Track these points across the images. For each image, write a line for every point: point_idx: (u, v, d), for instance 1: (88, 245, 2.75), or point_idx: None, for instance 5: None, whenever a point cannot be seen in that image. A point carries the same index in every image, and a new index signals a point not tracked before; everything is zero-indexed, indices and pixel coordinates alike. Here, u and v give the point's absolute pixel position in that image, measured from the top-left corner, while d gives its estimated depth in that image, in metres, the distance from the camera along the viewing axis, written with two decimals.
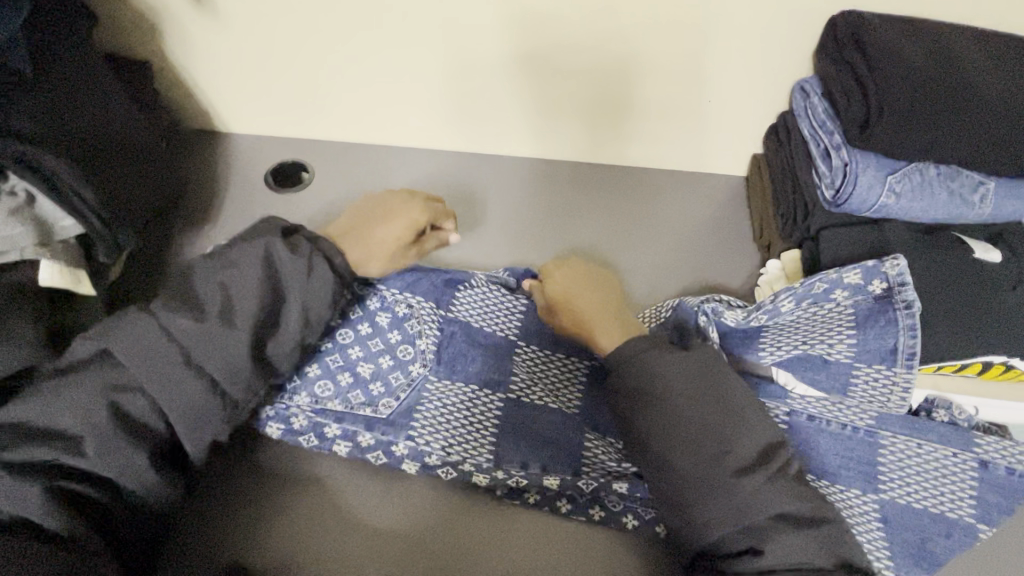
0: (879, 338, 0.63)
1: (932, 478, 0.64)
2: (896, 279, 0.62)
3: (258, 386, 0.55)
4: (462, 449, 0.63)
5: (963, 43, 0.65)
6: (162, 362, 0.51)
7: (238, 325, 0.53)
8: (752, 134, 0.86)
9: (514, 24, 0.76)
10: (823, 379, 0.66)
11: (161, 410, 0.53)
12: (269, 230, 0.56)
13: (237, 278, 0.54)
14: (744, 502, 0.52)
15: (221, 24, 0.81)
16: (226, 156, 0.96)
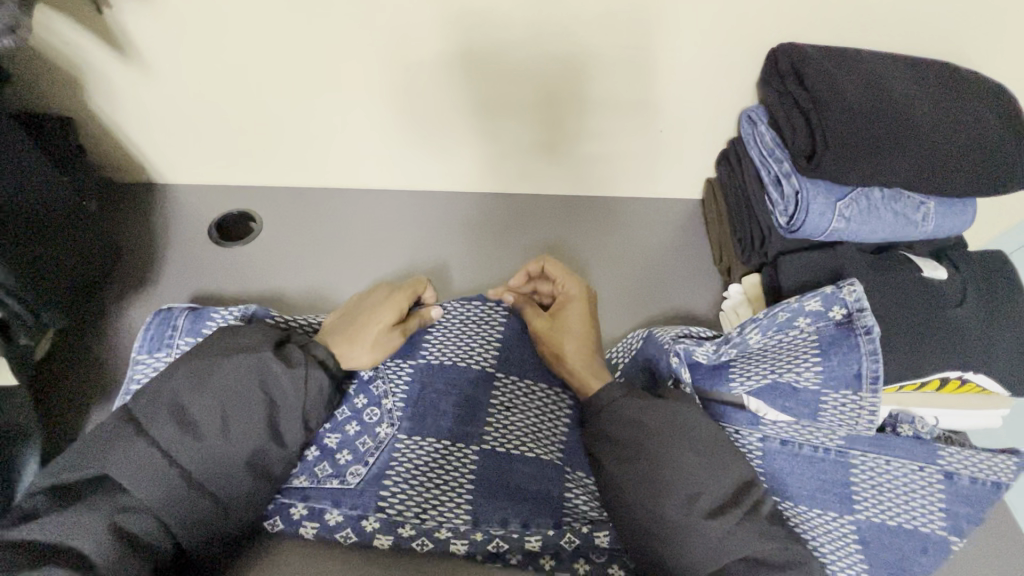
0: (843, 363, 0.62)
1: (903, 496, 0.64)
2: (856, 304, 0.62)
3: (231, 474, 0.54)
4: (437, 513, 0.59)
5: (894, 71, 0.68)
6: (160, 480, 0.51)
7: (232, 436, 0.54)
8: (704, 159, 0.87)
9: (461, 65, 0.75)
10: (793, 405, 0.64)
11: (163, 525, 0.51)
12: (259, 345, 0.59)
13: (220, 379, 0.56)
14: (719, 543, 0.52)
15: (150, 75, 0.76)
16: (165, 208, 0.91)
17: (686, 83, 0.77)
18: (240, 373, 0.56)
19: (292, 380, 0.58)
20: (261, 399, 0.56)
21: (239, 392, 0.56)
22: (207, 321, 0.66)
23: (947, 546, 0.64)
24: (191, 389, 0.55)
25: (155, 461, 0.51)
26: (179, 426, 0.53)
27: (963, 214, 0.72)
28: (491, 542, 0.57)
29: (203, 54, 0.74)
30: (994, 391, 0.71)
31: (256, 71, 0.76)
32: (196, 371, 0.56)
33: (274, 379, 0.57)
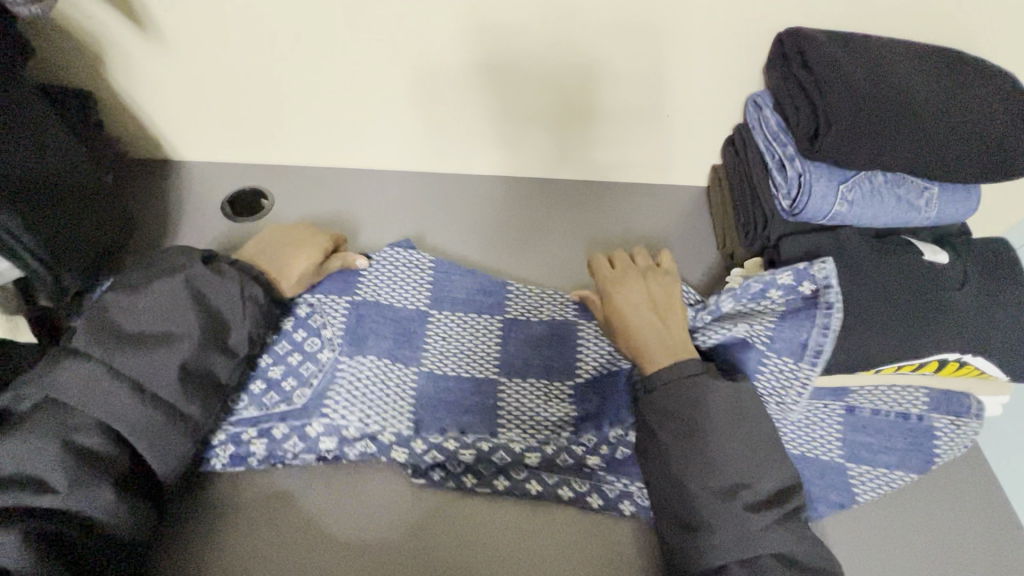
0: (794, 329, 0.69)
1: (818, 431, 0.75)
2: (823, 283, 0.67)
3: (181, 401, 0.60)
4: (382, 420, 0.72)
5: (900, 56, 0.69)
6: (110, 396, 0.58)
7: (172, 347, 0.61)
8: (710, 145, 0.88)
9: (467, 46, 0.77)
10: (739, 358, 0.72)
11: (111, 434, 0.58)
12: (185, 263, 0.66)
13: (149, 299, 0.63)
14: (752, 535, 0.55)
15: (168, 51, 0.78)
16: (177, 184, 0.93)
17: (691, 65, 0.78)
18: (172, 291, 0.63)
19: (229, 290, 0.66)
20: (193, 306, 0.63)
21: (173, 306, 0.63)
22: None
23: (850, 478, 0.74)
24: (121, 311, 0.62)
25: (97, 374, 0.58)
26: (112, 340, 0.60)
27: (966, 200, 0.72)
28: (464, 476, 0.70)
29: (219, 31, 0.76)
30: (993, 376, 0.72)
31: (269, 49, 0.78)
32: (127, 298, 0.62)
33: (205, 289, 0.65)
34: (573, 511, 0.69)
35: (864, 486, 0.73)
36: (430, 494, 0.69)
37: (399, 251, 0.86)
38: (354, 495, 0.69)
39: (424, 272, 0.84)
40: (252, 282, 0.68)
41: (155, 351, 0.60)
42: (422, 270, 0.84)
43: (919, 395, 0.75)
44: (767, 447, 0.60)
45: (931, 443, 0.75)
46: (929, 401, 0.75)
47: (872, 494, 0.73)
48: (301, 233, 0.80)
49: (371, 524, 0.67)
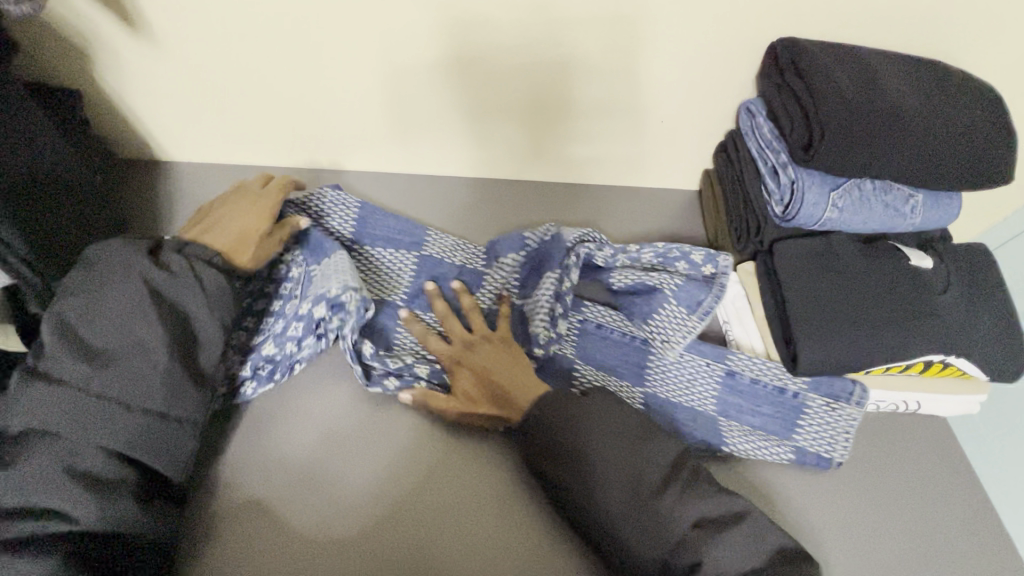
0: (692, 292, 0.78)
1: (683, 386, 0.75)
2: (722, 268, 0.80)
3: (178, 395, 0.60)
4: (352, 278, 0.72)
5: (887, 66, 0.71)
6: (100, 414, 0.56)
7: (151, 353, 0.59)
8: (702, 149, 0.90)
9: (468, 49, 0.77)
10: (641, 303, 0.80)
11: (109, 450, 0.56)
12: (130, 260, 0.61)
13: (103, 307, 0.59)
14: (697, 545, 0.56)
15: (160, 49, 0.76)
16: (166, 186, 0.90)
17: (687, 72, 0.79)
18: (128, 296, 0.59)
19: (187, 283, 0.62)
20: (156, 304, 0.60)
21: (132, 310, 0.59)
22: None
23: (721, 427, 0.74)
24: (82, 327, 0.58)
25: (80, 399, 0.55)
26: (79, 357, 0.56)
27: (949, 206, 0.75)
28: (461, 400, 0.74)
29: (213, 29, 0.75)
30: (973, 375, 0.75)
31: (265, 48, 0.77)
32: (84, 309, 0.58)
33: (162, 285, 0.61)
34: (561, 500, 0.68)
35: (735, 440, 0.73)
36: (404, 497, 0.67)
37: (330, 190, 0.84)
38: (324, 493, 0.67)
39: (352, 204, 0.84)
40: (206, 266, 0.64)
41: (129, 359, 0.58)
42: (349, 205, 0.84)
43: (799, 374, 0.75)
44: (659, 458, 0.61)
45: (798, 418, 0.74)
46: (808, 381, 0.75)
47: (741, 446, 0.73)
48: (235, 203, 0.73)
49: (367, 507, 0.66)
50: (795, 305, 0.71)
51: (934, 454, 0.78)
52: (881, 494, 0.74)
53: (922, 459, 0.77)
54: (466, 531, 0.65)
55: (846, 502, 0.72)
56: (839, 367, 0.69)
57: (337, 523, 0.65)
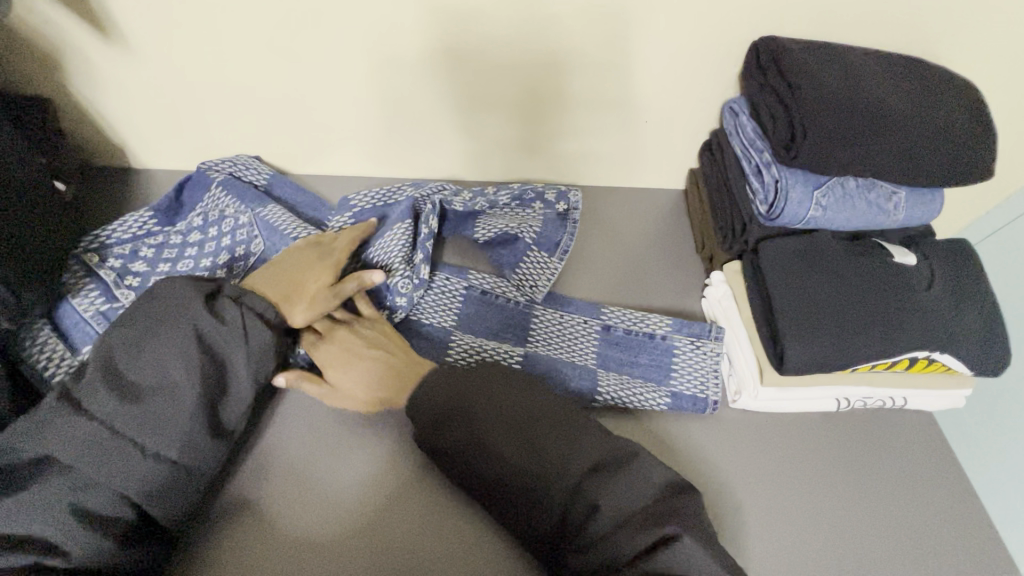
0: (553, 230, 0.87)
1: (560, 339, 0.79)
2: (573, 203, 0.89)
3: (195, 446, 0.56)
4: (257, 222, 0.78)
5: (867, 64, 0.71)
6: (116, 455, 0.53)
7: (182, 400, 0.56)
8: (687, 149, 0.90)
9: (450, 49, 0.77)
10: (506, 252, 0.85)
11: (124, 494, 0.53)
12: (186, 304, 0.58)
13: (150, 345, 0.56)
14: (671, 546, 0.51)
15: (134, 56, 0.75)
16: (142, 193, 0.88)
17: (669, 72, 0.79)
18: (177, 338, 0.57)
19: (232, 338, 0.59)
20: (199, 355, 0.57)
21: (173, 353, 0.56)
22: (118, 246, 0.77)
23: (597, 375, 0.76)
24: (122, 360, 0.56)
25: (100, 438, 0.53)
26: (112, 391, 0.54)
27: (931, 203, 0.75)
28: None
29: (189, 32, 0.73)
30: (958, 371, 0.76)
31: (242, 51, 0.76)
32: (132, 342, 0.56)
33: (210, 334, 0.58)
34: None
35: (608, 391, 0.74)
36: (398, 495, 0.65)
37: (251, 160, 0.88)
38: (313, 494, 0.65)
39: (258, 173, 0.86)
40: (258, 321, 0.61)
41: (161, 403, 0.55)
42: (255, 173, 0.86)
43: (663, 318, 0.81)
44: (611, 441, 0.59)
45: (669, 361, 0.78)
46: (672, 323, 0.80)
47: (614, 394, 0.74)
48: (303, 255, 0.71)
49: (351, 500, 0.64)
50: (781, 304, 0.71)
51: (922, 450, 0.78)
52: (870, 492, 0.74)
53: (909, 455, 0.78)
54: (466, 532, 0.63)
55: (837, 501, 0.72)
56: (827, 365, 0.69)
57: (321, 521, 0.63)
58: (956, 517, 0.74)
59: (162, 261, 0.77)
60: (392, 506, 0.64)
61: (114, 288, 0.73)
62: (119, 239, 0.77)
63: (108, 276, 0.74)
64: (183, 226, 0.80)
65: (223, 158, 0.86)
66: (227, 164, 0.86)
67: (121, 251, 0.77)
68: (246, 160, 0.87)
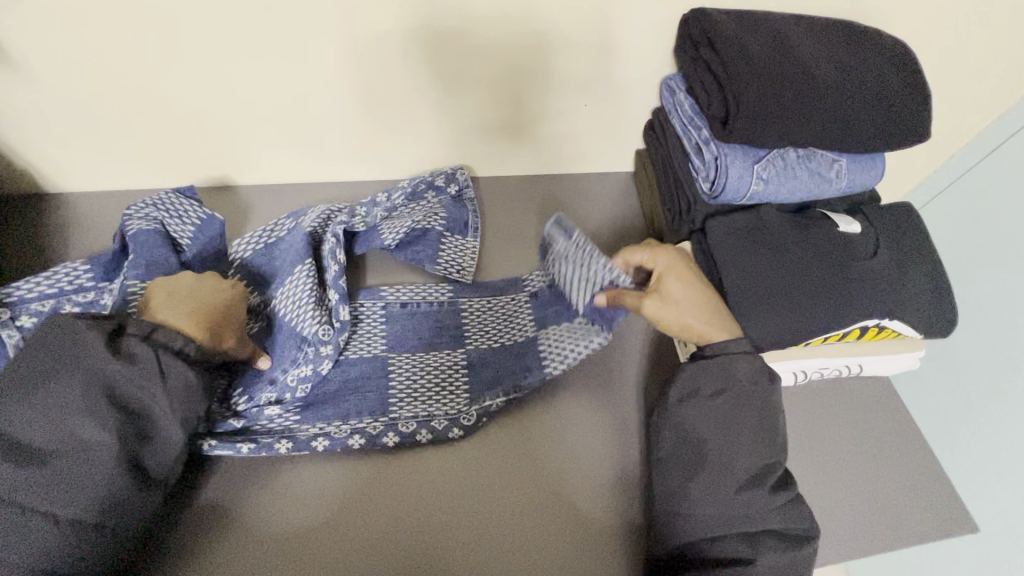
0: (460, 211, 0.86)
1: (498, 323, 0.78)
2: (464, 183, 0.87)
3: (118, 503, 0.50)
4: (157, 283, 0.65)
5: (799, 31, 0.70)
6: (20, 528, 0.47)
7: (96, 460, 0.49)
8: (630, 129, 0.88)
9: (370, 46, 0.72)
10: (421, 247, 0.82)
11: (37, 569, 0.47)
12: (84, 352, 0.51)
13: (44, 400, 0.49)
14: (737, 515, 0.56)
15: (29, 73, 0.70)
16: (58, 218, 0.82)
17: (603, 51, 0.77)
18: (76, 394, 0.50)
19: (150, 380, 0.52)
20: (109, 407, 0.50)
21: (76, 411, 0.49)
22: (24, 304, 0.66)
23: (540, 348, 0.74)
24: (11, 423, 0.49)
25: (2, 514, 0.47)
26: (7, 457, 0.48)
27: (872, 169, 0.74)
28: (416, 433, 0.68)
29: (81, 44, 0.68)
30: (909, 335, 0.75)
31: (145, 60, 0.71)
32: (23, 399, 0.49)
33: (118, 380, 0.51)
34: (533, 484, 0.66)
35: (555, 360, 0.71)
36: (377, 484, 0.65)
37: (180, 198, 0.75)
38: (285, 491, 0.64)
39: (196, 213, 0.74)
40: (174, 357, 0.54)
41: (72, 463, 0.49)
42: (195, 212, 0.74)
43: None
44: (758, 426, 0.59)
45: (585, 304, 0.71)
46: None
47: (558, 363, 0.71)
48: (213, 283, 0.63)
49: (318, 509, 0.63)
50: (731, 282, 0.69)
51: (878, 415, 0.79)
52: (830, 461, 0.74)
53: (866, 421, 0.78)
54: (448, 501, 0.64)
55: (798, 472, 0.72)
56: (779, 342, 0.68)
57: (303, 511, 0.63)
58: (915, 479, 0.74)
59: None
60: (365, 492, 0.64)
61: (11, 351, 0.63)
62: (37, 294, 0.67)
63: (11, 338, 0.64)
64: (114, 285, 0.69)
65: (147, 200, 0.73)
66: (167, 198, 0.74)
67: (37, 307, 0.66)
68: (188, 191, 0.76)
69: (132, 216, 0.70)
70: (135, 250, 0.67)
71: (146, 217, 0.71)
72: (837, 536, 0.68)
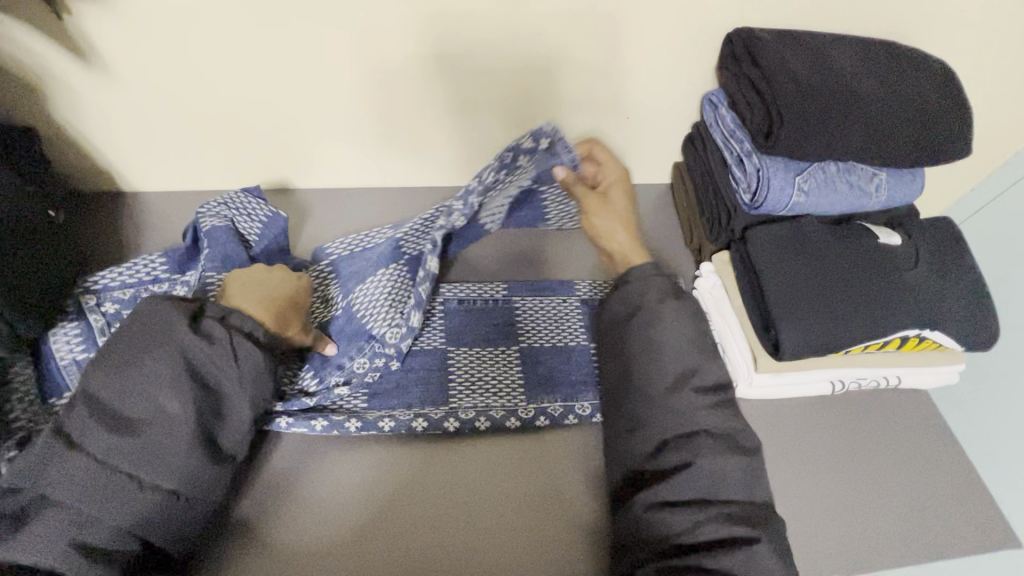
0: None
1: (550, 322, 0.81)
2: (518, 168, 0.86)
3: (196, 471, 0.54)
4: None
5: (841, 50, 0.72)
6: (112, 492, 0.51)
7: (178, 429, 0.53)
8: (670, 142, 0.91)
9: (433, 63, 0.77)
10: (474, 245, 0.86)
11: (125, 531, 0.51)
12: (167, 333, 0.56)
13: (131, 376, 0.54)
14: (681, 413, 0.58)
15: (119, 82, 0.76)
16: (129, 215, 0.88)
17: (648, 67, 0.80)
18: (160, 367, 0.54)
19: (225, 360, 0.57)
20: (189, 379, 0.55)
21: (161, 382, 0.54)
22: (108, 292, 0.73)
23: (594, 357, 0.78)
24: (103, 395, 0.53)
25: (98, 475, 0.51)
26: (100, 427, 0.52)
27: (911, 183, 0.76)
28: (476, 420, 0.70)
29: (170, 56, 0.74)
30: (948, 347, 0.76)
31: (222, 71, 0.76)
32: (117, 372, 0.54)
33: (199, 357, 0.56)
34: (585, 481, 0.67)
35: None
36: (430, 472, 0.67)
37: (248, 196, 0.80)
38: (340, 476, 0.66)
39: (263, 209, 0.80)
40: (245, 339, 0.58)
41: (154, 432, 0.53)
42: (263, 207, 0.80)
43: None
44: (687, 340, 0.62)
45: None
46: None
47: None
48: (280, 274, 0.67)
49: (366, 498, 0.65)
50: (772, 289, 0.71)
51: (917, 428, 0.79)
52: (869, 471, 0.74)
53: (905, 433, 0.78)
54: (499, 487, 0.66)
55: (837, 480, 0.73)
56: (820, 349, 0.70)
57: (353, 499, 0.65)
58: (954, 492, 0.74)
59: None
60: (415, 480, 0.66)
61: (97, 335, 0.70)
62: (120, 283, 0.74)
63: (97, 321, 0.70)
64: (189, 275, 0.75)
65: (218, 199, 0.79)
66: (237, 195, 0.80)
67: (121, 295, 0.73)
68: (255, 190, 0.82)
69: (206, 213, 0.76)
70: (210, 245, 0.73)
71: (219, 214, 0.77)
72: (878, 545, 0.68)
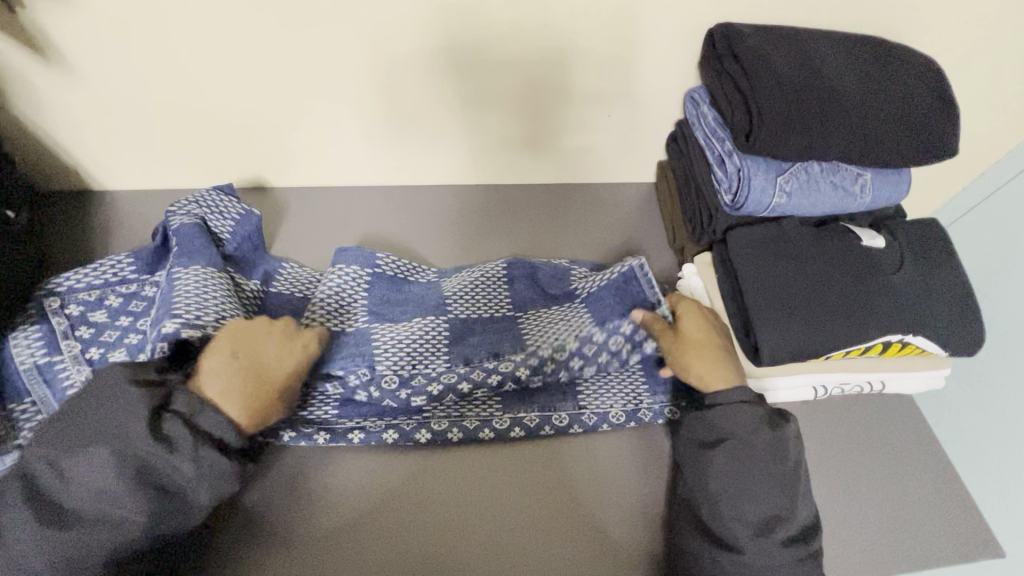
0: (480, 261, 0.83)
1: (543, 334, 0.74)
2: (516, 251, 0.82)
3: (142, 529, 0.52)
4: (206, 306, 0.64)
5: (823, 45, 0.70)
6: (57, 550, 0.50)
7: (122, 520, 0.52)
8: (653, 140, 0.89)
9: (406, 59, 0.76)
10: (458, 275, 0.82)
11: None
12: (120, 430, 0.53)
13: (80, 461, 0.52)
14: (769, 557, 0.57)
15: (82, 79, 0.74)
16: (100, 216, 0.86)
17: (627, 63, 0.78)
18: (105, 463, 0.52)
19: (181, 464, 0.54)
20: (134, 476, 0.52)
21: (104, 478, 0.52)
22: (72, 295, 0.71)
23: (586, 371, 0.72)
24: (53, 474, 0.52)
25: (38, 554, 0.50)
26: (39, 516, 0.51)
27: (897, 183, 0.74)
28: (448, 432, 0.69)
29: (132, 51, 0.72)
30: (932, 353, 0.75)
31: (190, 68, 0.75)
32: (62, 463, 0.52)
33: (152, 457, 0.53)
34: (565, 502, 0.66)
35: (589, 391, 0.73)
36: (408, 496, 0.65)
37: (221, 195, 0.79)
38: (320, 497, 0.65)
39: (235, 206, 0.79)
40: (207, 444, 0.55)
41: (98, 522, 0.51)
42: (234, 204, 0.79)
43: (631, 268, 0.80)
44: (776, 467, 0.59)
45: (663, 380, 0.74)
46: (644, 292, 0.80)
47: (596, 404, 0.72)
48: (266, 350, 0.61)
49: (352, 505, 0.65)
50: (751, 293, 0.69)
51: (901, 435, 0.77)
52: (850, 480, 0.73)
53: (889, 441, 0.77)
54: (476, 509, 0.65)
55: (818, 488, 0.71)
56: (800, 355, 0.68)
57: (339, 521, 0.63)
58: (938, 502, 0.73)
59: (125, 313, 0.71)
60: (395, 494, 0.65)
61: (62, 338, 0.68)
62: (85, 284, 0.71)
63: (61, 324, 0.69)
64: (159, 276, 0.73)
65: (188, 198, 0.76)
66: (208, 192, 0.78)
67: (86, 297, 0.71)
68: (227, 187, 0.80)
69: (175, 212, 0.74)
70: (179, 242, 0.71)
71: (191, 214, 0.75)
72: (856, 556, 0.67)
